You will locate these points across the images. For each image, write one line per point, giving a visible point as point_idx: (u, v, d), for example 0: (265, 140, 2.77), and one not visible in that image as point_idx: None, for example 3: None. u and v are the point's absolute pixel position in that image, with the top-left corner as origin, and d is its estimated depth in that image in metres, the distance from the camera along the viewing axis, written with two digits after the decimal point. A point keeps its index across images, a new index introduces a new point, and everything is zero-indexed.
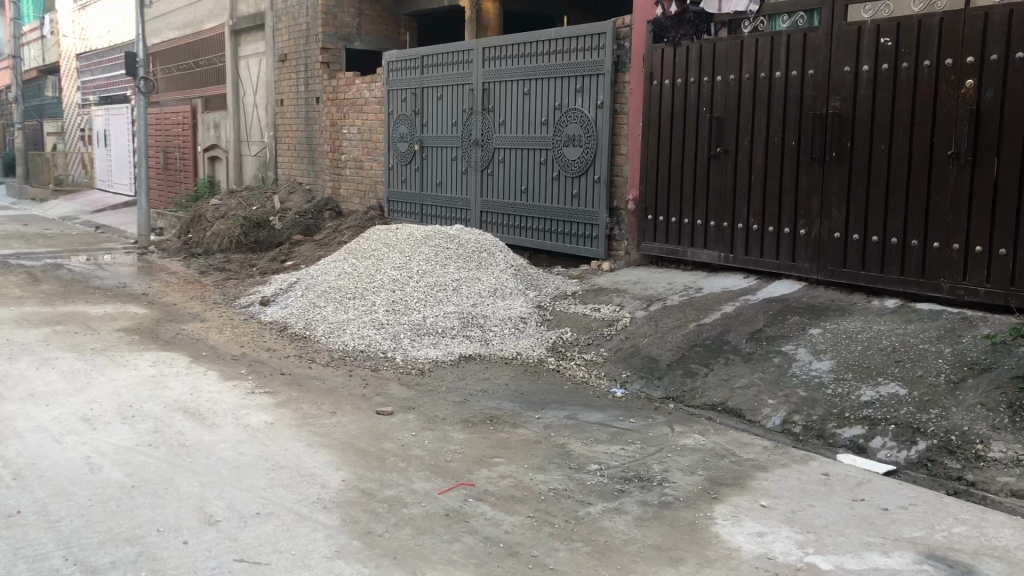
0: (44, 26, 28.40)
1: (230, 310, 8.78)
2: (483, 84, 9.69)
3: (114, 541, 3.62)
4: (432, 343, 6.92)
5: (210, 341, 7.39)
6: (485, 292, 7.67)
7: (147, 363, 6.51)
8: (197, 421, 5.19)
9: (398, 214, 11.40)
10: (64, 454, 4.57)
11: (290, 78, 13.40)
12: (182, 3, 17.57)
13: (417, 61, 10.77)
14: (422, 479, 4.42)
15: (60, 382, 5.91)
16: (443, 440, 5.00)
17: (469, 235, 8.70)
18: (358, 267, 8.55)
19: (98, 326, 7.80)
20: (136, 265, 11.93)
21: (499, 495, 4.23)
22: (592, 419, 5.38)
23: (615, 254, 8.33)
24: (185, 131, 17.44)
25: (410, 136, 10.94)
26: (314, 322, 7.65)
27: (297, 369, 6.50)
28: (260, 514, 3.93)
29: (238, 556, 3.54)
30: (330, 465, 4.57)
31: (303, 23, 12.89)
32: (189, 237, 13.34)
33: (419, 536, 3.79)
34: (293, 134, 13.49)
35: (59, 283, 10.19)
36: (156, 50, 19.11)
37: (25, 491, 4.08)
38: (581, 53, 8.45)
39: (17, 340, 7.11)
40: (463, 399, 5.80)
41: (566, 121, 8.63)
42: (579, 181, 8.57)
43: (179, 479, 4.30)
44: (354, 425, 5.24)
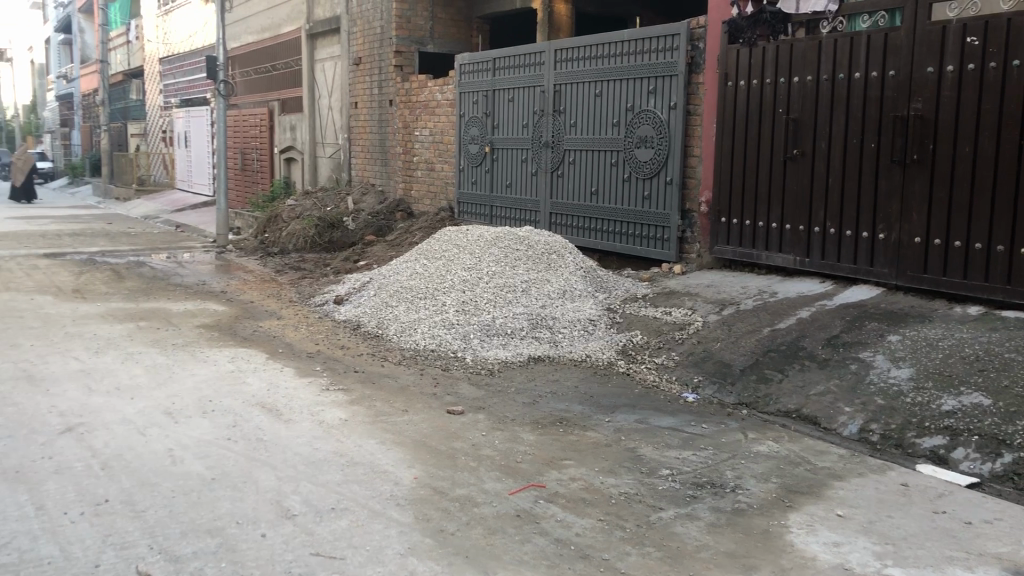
0: (130, 31, 29.37)
1: (305, 309, 8.95)
2: (554, 86, 9.70)
3: (196, 531, 3.73)
4: (501, 344, 6.95)
5: (285, 338, 7.55)
6: (554, 295, 7.67)
7: (226, 359, 6.69)
8: (274, 417, 5.31)
9: (469, 215, 11.47)
10: (149, 446, 4.72)
11: (364, 81, 13.60)
12: (261, 8, 17.98)
13: (489, 64, 10.83)
14: (493, 479, 4.44)
15: (143, 375, 6.11)
16: (514, 441, 5.02)
17: (539, 237, 8.71)
18: (429, 267, 8.64)
19: (179, 322, 8.03)
20: (214, 263, 12.25)
21: (569, 498, 4.23)
22: (663, 423, 5.34)
23: (687, 257, 8.25)
24: (262, 133, 17.86)
25: (481, 138, 11.01)
26: (386, 321, 7.76)
27: (370, 367, 6.60)
28: (335, 509, 4.01)
29: (315, 550, 3.61)
30: (402, 463, 4.63)
31: (378, 27, 13.07)
32: (266, 237, 13.64)
33: (491, 536, 3.81)
34: (367, 136, 13.69)
35: (142, 280, 10.51)
36: (236, 54, 19.60)
37: (112, 481, 4.23)
38: (654, 54, 8.39)
39: (102, 335, 7.36)
40: (532, 400, 5.81)
41: (638, 122, 8.58)
42: (651, 182, 8.50)
43: (257, 473, 4.40)
44: (425, 424, 5.29)
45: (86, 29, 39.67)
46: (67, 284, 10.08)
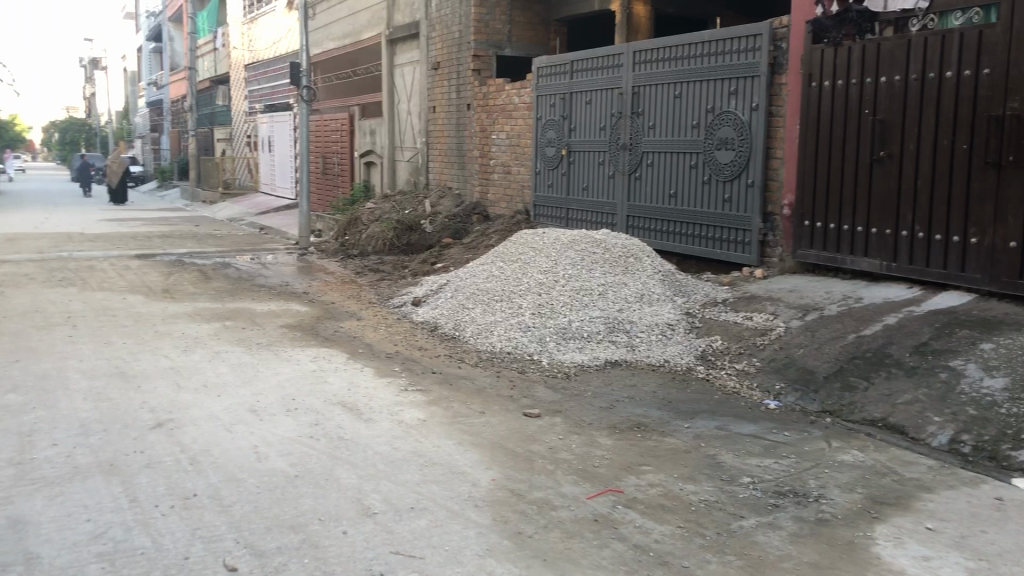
0: (217, 39, 30.25)
1: (383, 310, 9.08)
2: (633, 88, 9.64)
3: (280, 527, 3.81)
4: (578, 347, 6.93)
5: (365, 339, 7.67)
6: (631, 298, 7.61)
7: (308, 358, 6.83)
8: (355, 416, 5.40)
9: (545, 218, 11.48)
10: (236, 442, 4.84)
11: (442, 86, 13.72)
12: (343, 15, 18.31)
13: (566, 66, 10.81)
14: (570, 483, 4.43)
15: (230, 373, 6.28)
16: (591, 445, 5.00)
17: (616, 240, 8.65)
18: (506, 269, 8.66)
19: (263, 322, 8.23)
20: (296, 265, 12.53)
21: (648, 504, 4.19)
22: (744, 430, 5.25)
23: (768, 261, 8.10)
24: (344, 137, 18.20)
25: (557, 141, 11.00)
26: (462, 324, 7.81)
27: (447, 369, 6.64)
28: (415, 509, 4.05)
29: (395, 549, 3.65)
30: (480, 464, 4.65)
31: (456, 31, 13.18)
32: (346, 239, 13.89)
33: (569, 539, 3.80)
34: (445, 140, 13.82)
35: (228, 281, 10.81)
36: (318, 60, 20.00)
37: (200, 476, 4.35)
38: (735, 54, 8.25)
39: (191, 334, 7.59)
40: (610, 405, 5.78)
41: (719, 124, 8.46)
42: (731, 185, 8.37)
43: (338, 471, 4.48)
44: (502, 426, 5.31)
45: (176, 38, 41.03)
46: (158, 284, 10.43)
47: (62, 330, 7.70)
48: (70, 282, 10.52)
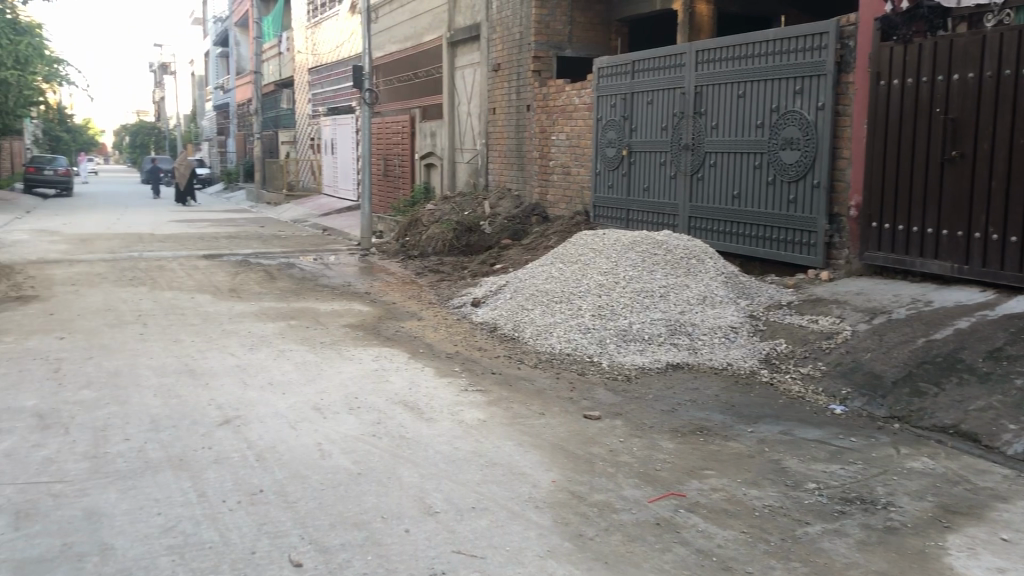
0: (282, 43, 30.80)
1: (443, 310, 9.14)
2: (696, 87, 9.54)
3: (344, 524, 3.85)
4: (638, 349, 6.89)
5: (426, 339, 7.73)
6: (693, 300, 7.54)
7: (370, 358, 6.91)
8: (416, 415, 5.44)
9: (604, 219, 11.44)
10: (300, 439, 4.92)
11: (502, 87, 13.76)
12: (405, 18, 18.48)
13: (627, 67, 10.75)
14: (631, 486, 4.40)
15: (294, 372, 6.39)
16: (653, 449, 4.95)
17: (678, 241, 8.57)
18: (566, 270, 8.64)
19: (326, 321, 8.36)
20: (358, 266, 12.70)
21: (711, 508, 4.14)
22: (809, 435, 5.15)
23: (835, 263, 7.94)
24: (405, 139, 18.37)
25: (618, 141, 10.94)
26: (522, 325, 7.82)
27: (507, 370, 6.65)
28: (476, 509, 4.06)
29: (456, 548, 3.66)
30: (540, 465, 4.65)
31: (517, 33, 13.21)
32: (407, 240, 14.02)
33: (630, 543, 3.77)
34: (505, 141, 13.85)
35: (292, 281, 11.00)
36: (380, 63, 20.23)
37: (266, 472, 4.43)
38: (801, 53, 8.11)
39: (257, 332, 7.74)
40: (671, 408, 5.73)
41: (784, 124, 8.32)
42: (797, 185, 8.23)
43: (400, 469, 4.52)
44: (563, 428, 5.30)
45: (242, 42, 41.91)
46: (224, 284, 10.66)
47: (134, 327, 7.92)
48: (141, 281, 10.81)
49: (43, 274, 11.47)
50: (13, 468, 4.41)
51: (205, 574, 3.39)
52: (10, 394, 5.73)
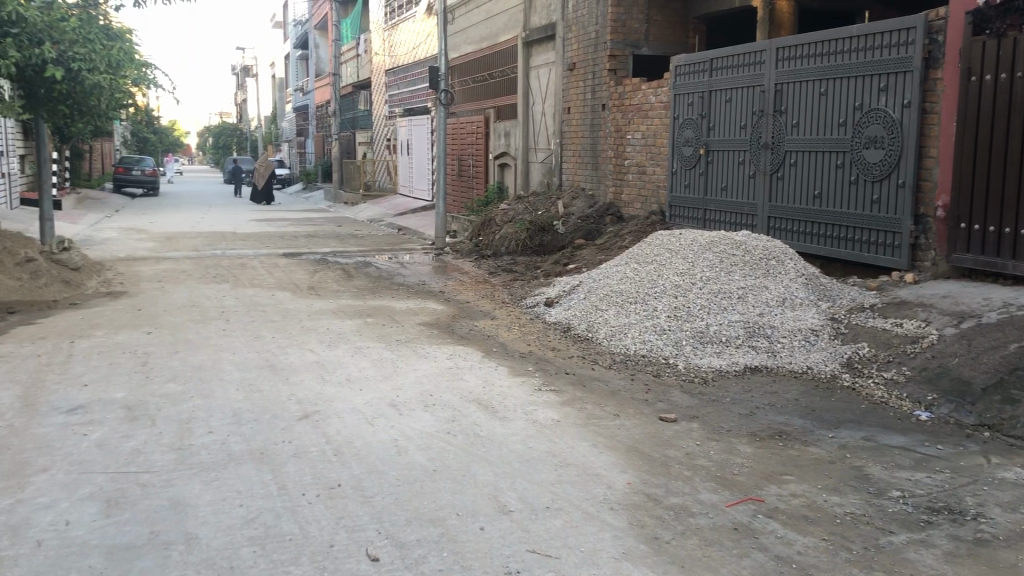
0: (360, 45, 31.28)
1: (517, 310, 9.15)
2: (775, 85, 9.36)
3: (420, 520, 3.89)
4: (716, 351, 6.80)
5: (499, 338, 7.74)
6: (772, 302, 7.39)
7: (445, 355, 6.97)
8: (490, 414, 5.46)
9: (680, 219, 11.31)
10: (377, 435, 4.99)
11: (577, 86, 13.73)
12: (480, 18, 18.59)
13: (705, 64, 10.62)
14: (708, 490, 4.33)
15: (371, 368, 6.48)
16: (730, 453, 4.87)
17: (757, 241, 8.42)
18: (640, 271, 8.57)
19: (402, 319, 8.46)
20: (432, 265, 12.80)
21: (791, 514, 4.05)
22: (893, 442, 5.00)
23: (921, 265, 7.70)
24: (479, 139, 18.49)
25: (696, 140, 10.81)
26: (596, 325, 7.79)
27: (581, 370, 6.63)
28: (551, 508, 4.05)
29: (531, 547, 3.66)
30: (615, 467, 4.61)
31: (593, 32, 13.17)
32: (480, 240, 14.10)
33: (707, 547, 3.72)
34: (579, 140, 13.80)
35: (369, 279, 11.16)
36: (456, 64, 20.39)
37: (344, 466, 4.50)
38: (887, 49, 7.89)
39: (335, 330, 7.87)
40: (748, 411, 5.63)
41: (867, 122, 8.11)
42: (881, 185, 8.01)
43: (475, 467, 4.54)
44: (638, 429, 5.26)
45: (321, 44, 42.77)
46: (303, 281, 10.88)
47: (217, 323, 8.13)
48: (223, 278, 11.10)
49: (131, 271, 11.87)
50: (104, 457, 4.58)
51: (285, 565, 3.46)
52: (101, 386, 5.95)
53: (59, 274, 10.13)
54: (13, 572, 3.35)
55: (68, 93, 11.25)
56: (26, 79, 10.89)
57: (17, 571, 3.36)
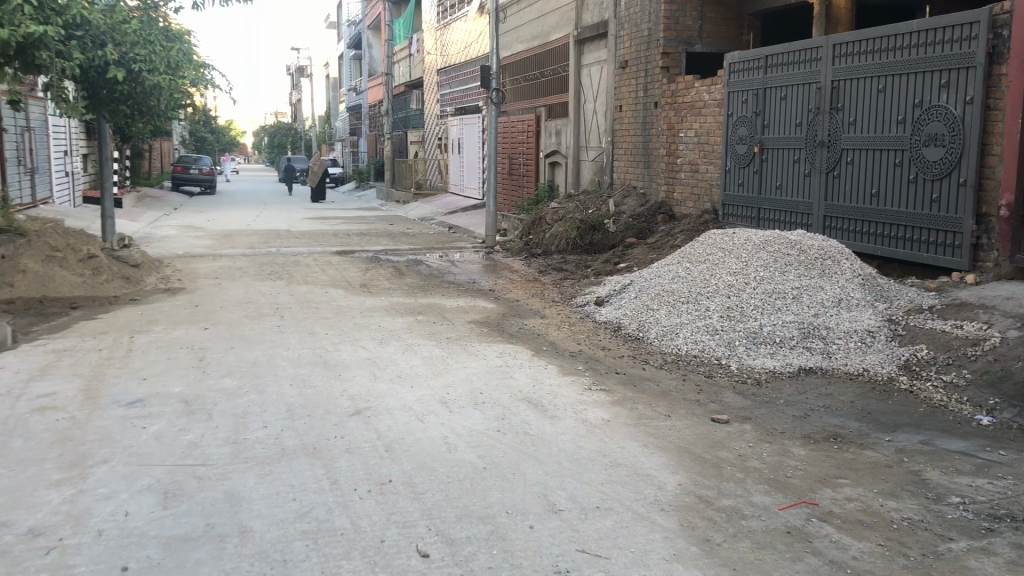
0: (413, 45, 31.49)
1: (567, 309, 9.13)
2: (832, 82, 9.20)
3: (469, 517, 3.90)
4: (769, 352, 6.71)
5: (549, 337, 7.74)
6: (828, 302, 7.27)
7: (495, 354, 6.98)
8: (541, 413, 5.46)
9: (734, 218, 11.18)
10: (427, 432, 5.02)
11: (629, 84, 13.64)
12: (532, 16, 18.58)
13: (761, 61, 10.47)
14: (761, 492, 4.28)
15: (422, 365, 6.53)
16: (784, 455, 4.80)
17: (812, 241, 8.28)
18: (692, 270, 8.50)
19: (453, 317, 8.50)
20: (482, 263, 12.84)
21: (846, 518, 3.98)
22: (953, 447, 4.89)
23: (982, 266, 7.51)
24: (530, 138, 18.50)
25: (750, 138, 10.67)
26: (647, 325, 7.74)
27: (631, 370, 6.59)
28: (601, 508, 4.04)
29: (581, 547, 3.65)
30: (667, 468, 4.58)
31: (645, 29, 13.08)
32: (531, 238, 14.10)
33: (760, 550, 3.67)
34: (631, 138, 13.71)
35: (420, 277, 11.23)
36: (508, 62, 20.41)
37: (395, 462, 4.53)
38: (949, 44, 7.69)
39: (387, 327, 7.93)
40: (803, 413, 5.54)
41: (927, 119, 7.92)
42: (941, 184, 7.82)
43: (524, 466, 4.54)
44: (690, 430, 5.21)
45: (375, 44, 43.17)
46: (356, 279, 10.98)
47: (272, 320, 8.26)
48: (278, 276, 11.26)
49: (189, 268, 12.11)
50: (162, 450, 4.68)
51: (336, 559, 3.50)
52: (159, 380, 6.08)
53: (119, 270, 10.37)
54: (75, 560, 3.44)
55: (129, 93, 11.51)
56: (89, 79, 11.16)
57: (80, 560, 3.45)
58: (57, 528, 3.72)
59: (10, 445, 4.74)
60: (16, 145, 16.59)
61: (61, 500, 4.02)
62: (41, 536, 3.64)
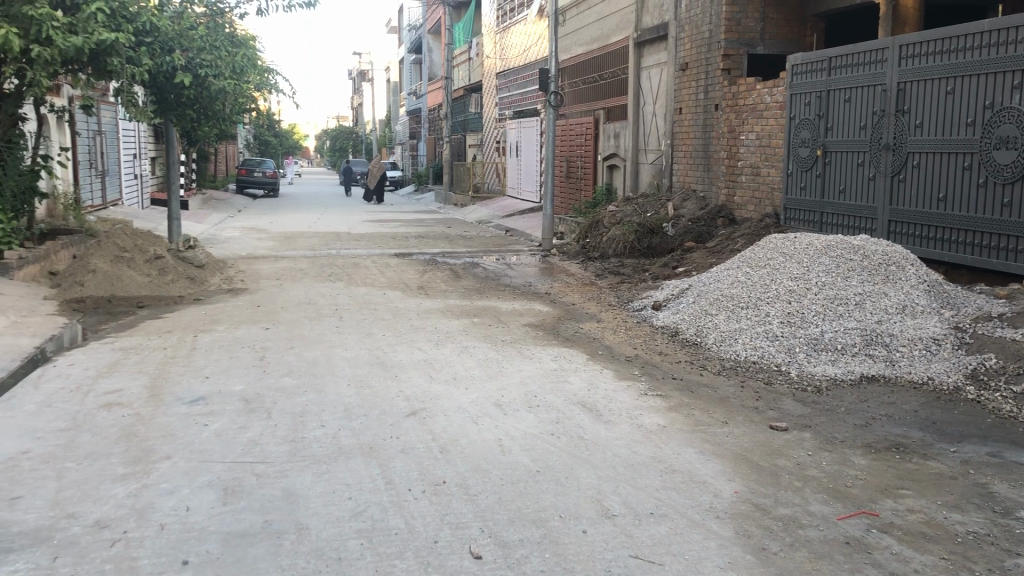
0: (472, 49, 31.68)
1: (623, 313, 9.10)
2: (898, 84, 8.99)
3: (523, 520, 3.90)
4: (830, 359, 6.59)
5: (605, 341, 7.71)
6: (892, 309, 7.09)
7: (550, 357, 6.98)
8: (595, 417, 5.43)
9: (796, 223, 10.99)
10: (482, 434, 5.04)
11: (689, 86, 13.52)
12: (592, 19, 18.53)
13: (824, 63, 10.29)
14: (820, 502, 4.20)
15: (477, 368, 6.56)
16: (844, 464, 4.70)
17: (875, 246, 8.07)
18: (752, 275, 8.38)
19: (508, 320, 8.53)
20: (539, 266, 12.86)
21: (907, 530, 3.88)
22: (1022, 459, 4.73)
23: None
24: (588, 141, 18.48)
25: (813, 141, 10.49)
26: (705, 330, 7.67)
27: (688, 376, 6.52)
28: (655, 514, 4.00)
29: (634, 552, 3.63)
30: (723, 475, 4.51)
31: (706, 31, 12.94)
32: (587, 242, 14.06)
33: (817, 560, 3.60)
34: (690, 141, 13.59)
35: (476, 280, 11.28)
36: (567, 65, 20.39)
37: (450, 464, 4.55)
38: (1021, 44, 7.45)
39: (442, 329, 7.99)
40: (865, 423, 5.42)
41: (999, 121, 7.68)
42: (1012, 188, 7.58)
43: (579, 470, 4.52)
44: (747, 438, 5.13)
45: (435, 48, 43.55)
46: (413, 281, 11.09)
47: (331, 321, 8.37)
48: (338, 277, 11.42)
49: (252, 269, 12.33)
50: (223, 447, 4.77)
51: (390, 559, 3.53)
52: (221, 378, 6.21)
53: (184, 270, 10.59)
54: (138, 553, 3.53)
55: (196, 97, 11.76)
56: (158, 85, 11.43)
57: (142, 552, 3.54)
58: (122, 521, 3.82)
59: (78, 440, 4.89)
60: (88, 148, 17.08)
61: (125, 493, 4.13)
62: (106, 529, 3.75)
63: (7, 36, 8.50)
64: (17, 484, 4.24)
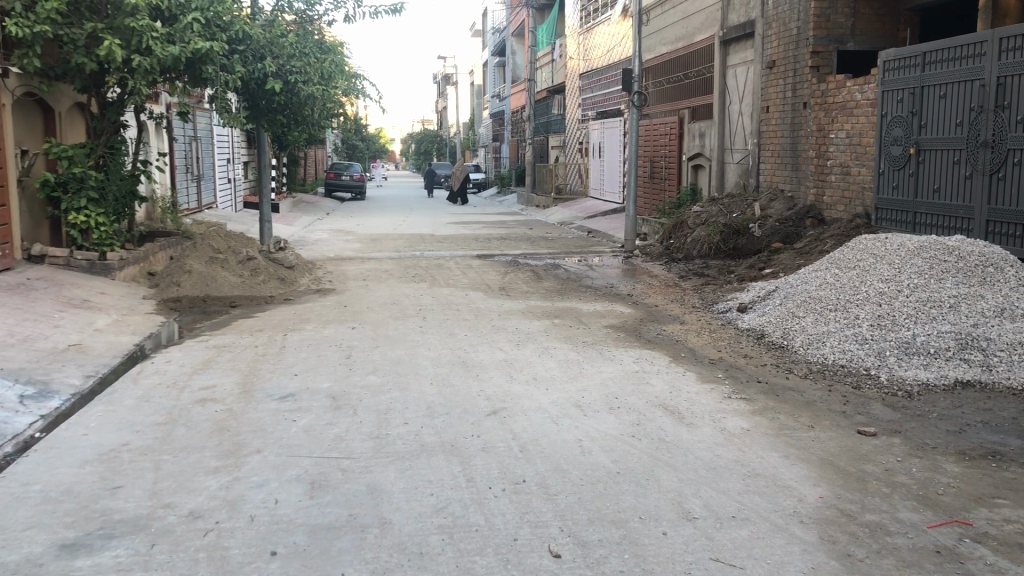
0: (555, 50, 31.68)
1: (707, 315, 8.98)
2: (997, 78, 8.65)
3: (602, 521, 3.90)
4: (923, 363, 6.38)
5: (688, 343, 7.62)
6: (989, 312, 6.80)
7: (632, 359, 6.95)
8: (676, 420, 5.39)
9: (888, 223, 10.68)
10: (562, 435, 5.05)
11: (776, 84, 13.26)
12: (678, 18, 18.31)
13: (919, 58, 9.96)
14: (909, 509, 4.08)
15: (557, 369, 6.57)
16: (935, 471, 4.56)
17: (971, 247, 7.76)
18: (841, 277, 8.18)
19: (590, 321, 8.51)
20: (621, 268, 12.79)
21: (1003, 541, 3.74)
22: None
23: None
24: (672, 141, 18.29)
25: (906, 139, 10.18)
26: (791, 333, 7.52)
27: (773, 379, 6.40)
28: (737, 518, 3.96)
29: (715, 555, 3.59)
30: (808, 480, 4.42)
31: (795, 27, 12.67)
32: (671, 243, 13.93)
33: (905, 568, 3.51)
34: (778, 140, 13.31)
35: (557, 281, 11.27)
36: (652, 66, 20.22)
37: (529, 463, 4.59)
38: None
39: (523, 330, 8.04)
40: (958, 429, 5.24)
41: None
42: None
43: (660, 472, 4.50)
44: (833, 442, 5.02)
45: (519, 51, 43.67)
46: (496, 282, 11.17)
47: (415, 320, 8.50)
48: (422, 278, 11.58)
49: (340, 270, 12.63)
50: (309, 442, 4.91)
51: (470, 555, 3.58)
52: (309, 375, 6.39)
53: (275, 271, 10.87)
54: (229, 543, 3.66)
55: (286, 103, 12.04)
56: (251, 91, 11.75)
57: (233, 542, 3.67)
58: (215, 512, 3.97)
59: (174, 433, 5.09)
60: (184, 154, 17.70)
61: (218, 486, 4.28)
62: (199, 519, 3.90)
63: (111, 48, 8.90)
64: (118, 474, 4.45)
